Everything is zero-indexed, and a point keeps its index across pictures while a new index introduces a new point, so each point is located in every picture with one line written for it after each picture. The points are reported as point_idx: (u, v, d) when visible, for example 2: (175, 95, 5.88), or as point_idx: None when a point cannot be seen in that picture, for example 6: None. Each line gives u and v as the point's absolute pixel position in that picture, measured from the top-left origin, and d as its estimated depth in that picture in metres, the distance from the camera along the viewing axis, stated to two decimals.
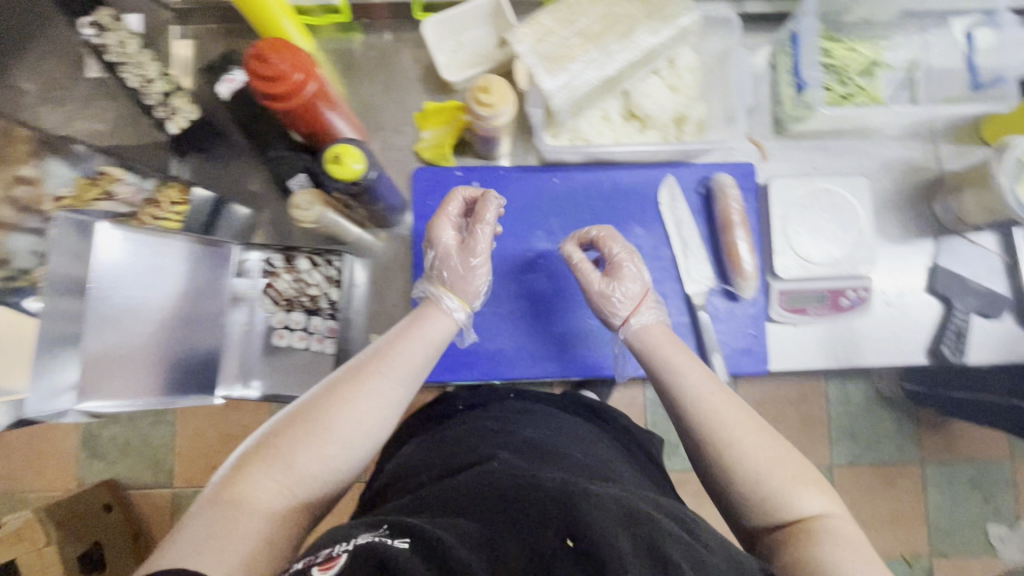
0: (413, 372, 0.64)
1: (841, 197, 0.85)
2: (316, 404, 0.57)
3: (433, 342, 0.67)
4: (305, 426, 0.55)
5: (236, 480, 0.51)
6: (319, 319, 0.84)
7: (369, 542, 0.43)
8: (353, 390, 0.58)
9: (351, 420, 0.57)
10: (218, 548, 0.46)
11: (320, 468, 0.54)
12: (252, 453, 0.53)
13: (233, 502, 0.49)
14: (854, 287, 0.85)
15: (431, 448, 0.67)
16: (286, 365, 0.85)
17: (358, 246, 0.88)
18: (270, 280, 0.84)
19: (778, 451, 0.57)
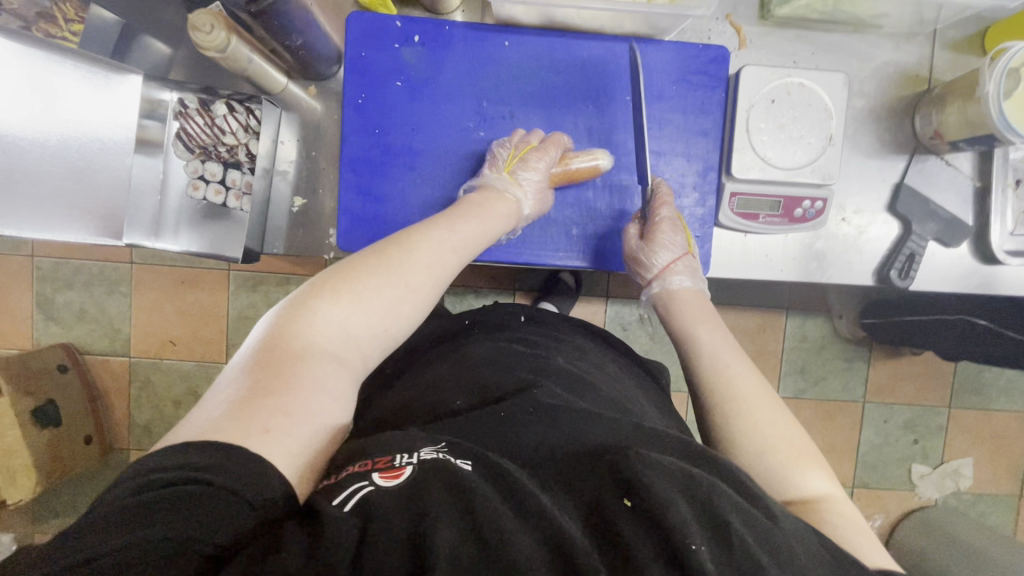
0: (454, 251, 0.67)
1: (816, 96, 0.78)
2: (361, 267, 0.59)
3: (496, 220, 0.73)
4: (368, 277, 0.59)
5: (282, 331, 0.52)
6: (239, 173, 0.78)
7: (432, 456, 0.44)
8: (393, 268, 0.60)
9: (396, 302, 0.60)
10: (287, 411, 0.46)
11: (366, 335, 0.57)
12: (303, 297, 0.56)
13: (297, 355, 0.51)
14: (811, 198, 0.80)
15: (461, 368, 0.68)
16: (211, 222, 0.80)
17: (282, 97, 0.79)
18: (182, 123, 0.77)
19: (782, 431, 0.60)
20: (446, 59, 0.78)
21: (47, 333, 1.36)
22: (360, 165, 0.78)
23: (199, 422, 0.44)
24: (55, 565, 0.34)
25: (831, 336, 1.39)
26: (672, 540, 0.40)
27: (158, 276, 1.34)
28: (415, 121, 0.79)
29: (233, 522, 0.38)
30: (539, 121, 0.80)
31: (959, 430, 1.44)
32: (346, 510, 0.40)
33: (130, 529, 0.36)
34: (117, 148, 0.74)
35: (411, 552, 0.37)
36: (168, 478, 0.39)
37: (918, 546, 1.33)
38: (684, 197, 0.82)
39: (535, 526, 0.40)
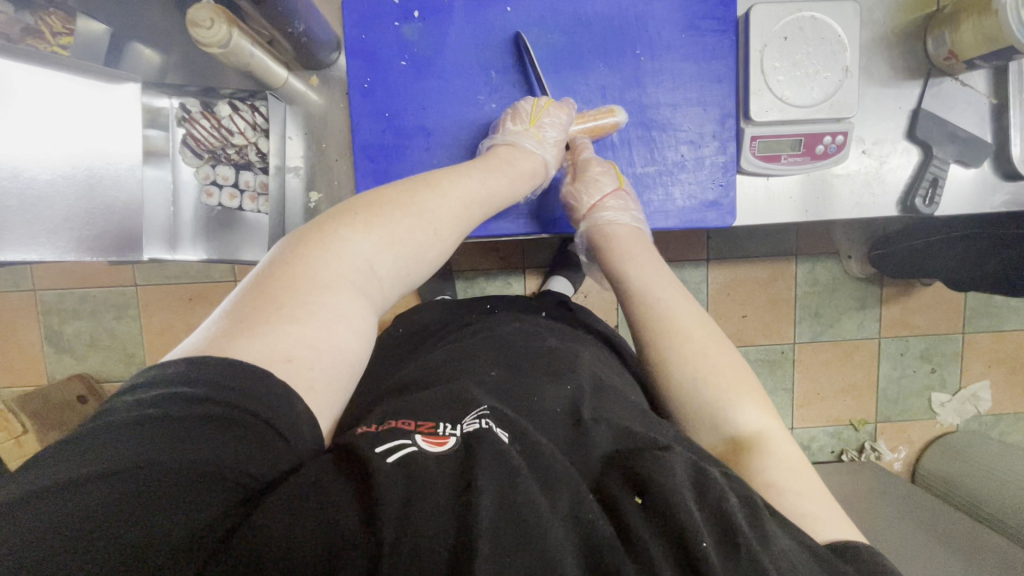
0: (479, 204, 0.66)
1: (828, 28, 0.76)
2: (393, 203, 0.57)
3: (524, 178, 0.74)
4: (403, 217, 0.57)
5: (300, 262, 0.49)
6: (251, 174, 0.78)
7: (478, 425, 0.43)
8: (424, 209, 0.59)
9: (417, 245, 0.58)
10: (313, 345, 0.45)
11: (389, 276, 0.56)
12: (330, 226, 0.53)
13: (312, 288, 0.48)
14: (832, 132, 0.78)
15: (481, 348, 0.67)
16: (228, 228, 0.79)
17: (284, 91, 0.75)
18: (188, 129, 0.76)
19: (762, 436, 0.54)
20: (449, 32, 0.76)
21: (61, 366, 1.34)
22: (373, 151, 0.77)
23: (207, 342, 0.42)
24: (80, 468, 0.31)
25: (842, 277, 1.39)
26: (687, 540, 0.38)
27: (165, 296, 1.33)
28: (425, 100, 0.77)
29: (268, 459, 0.37)
30: (549, 85, 0.78)
31: (974, 354, 1.44)
32: (390, 460, 0.39)
33: (167, 442, 0.34)
34: (126, 163, 0.72)
35: (454, 515, 0.35)
36: (212, 394, 0.37)
37: (946, 470, 1.35)
38: (704, 147, 0.80)
39: (565, 508, 0.38)
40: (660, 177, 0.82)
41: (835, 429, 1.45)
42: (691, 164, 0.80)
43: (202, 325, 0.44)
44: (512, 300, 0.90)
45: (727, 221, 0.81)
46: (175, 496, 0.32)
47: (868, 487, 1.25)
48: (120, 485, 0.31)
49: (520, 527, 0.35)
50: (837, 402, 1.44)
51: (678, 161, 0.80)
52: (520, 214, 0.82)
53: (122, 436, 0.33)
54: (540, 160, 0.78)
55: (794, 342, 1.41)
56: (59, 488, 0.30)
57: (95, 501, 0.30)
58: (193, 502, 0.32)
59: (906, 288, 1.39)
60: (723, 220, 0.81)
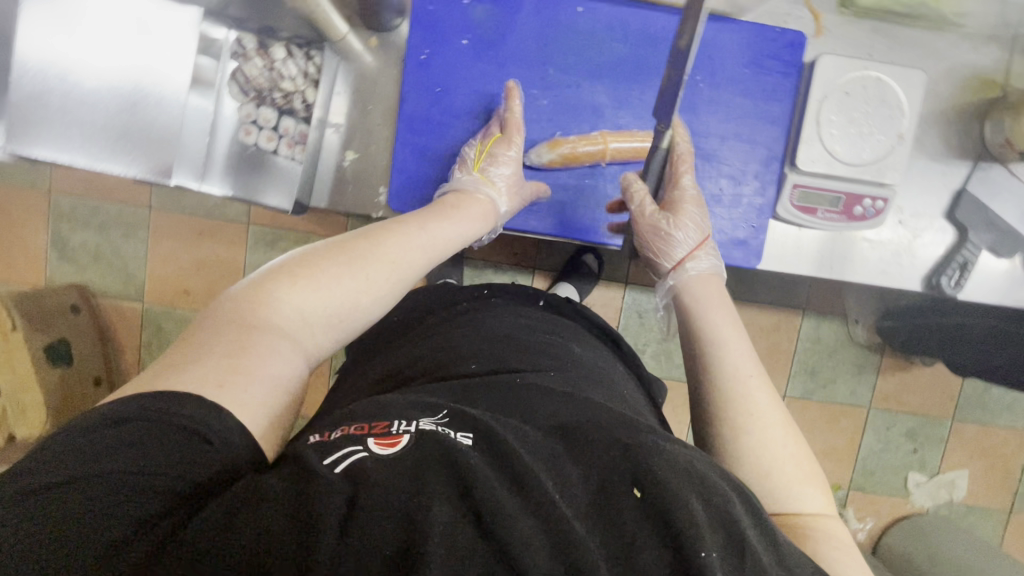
0: (422, 249, 0.65)
1: (890, 92, 0.76)
2: (318, 253, 0.58)
3: (474, 222, 0.73)
4: (332, 262, 0.57)
5: (227, 310, 0.50)
6: (293, 121, 0.77)
7: (433, 428, 0.45)
8: (358, 259, 0.59)
9: (367, 284, 0.59)
10: (243, 372, 0.46)
11: (326, 318, 0.56)
12: (257, 282, 0.54)
13: (243, 330, 0.49)
14: (873, 196, 0.78)
15: (474, 337, 0.68)
16: (257, 171, 0.78)
17: (341, 46, 0.75)
18: (240, 64, 0.75)
19: (788, 439, 0.55)
20: (516, 20, 0.75)
21: (61, 273, 1.34)
22: (418, 123, 0.77)
23: (140, 384, 0.44)
24: (31, 486, 0.36)
25: (845, 341, 1.38)
26: (682, 539, 0.39)
27: (177, 224, 1.32)
28: (478, 83, 0.77)
29: (204, 462, 0.40)
30: (603, 92, 0.78)
31: (959, 443, 1.44)
32: (337, 471, 0.41)
33: (88, 462, 0.37)
34: (173, 86, 0.71)
35: (400, 521, 0.36)
36: (142, 418, 0.40)
37: (907, 550, 1.34)
38: (744, 185, 0.80)
39: (533, 504, 0.39)
40: None
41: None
42: (727, 199, 0.80)
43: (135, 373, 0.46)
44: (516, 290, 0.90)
45: (751, 262, 0.81)
46: (115, 508, 0.36)
47: None
48: (64, 501, 0.35)
49: (474, 533, 0.37)
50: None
51: (716, 194, 0.80)
52: (550, 215, 0.81)
53: (69, 454, 0.37)
54: (486, 202, 0.75)
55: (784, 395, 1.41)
56: (19, 501, 0.35)
57: (47, 518, 0.35)
58: (132, 509, 0.36)
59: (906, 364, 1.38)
60: (748, 260, 0.81)
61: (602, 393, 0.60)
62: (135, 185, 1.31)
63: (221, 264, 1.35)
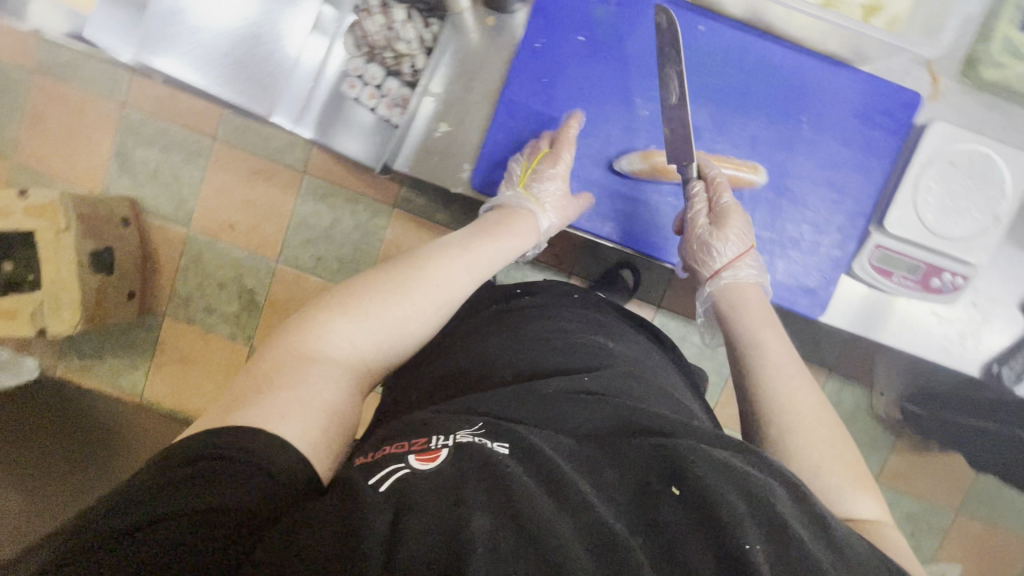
0: (466, 272, 0.71)
1: (994, 172, 0.74)
2: (361, 289, 0.64)
3: (516, 240, 0.77)
4: (372, 294, 0.64)
5: (283, 345, 0.57)
6: (397, 82, 0.78)
7: (471, 439, 0.47)
8: (401, 288, 0.65)
9: (409, 315, 0.65)
10: (300, 397, 0.52)
11: (371, 349, 0.61)
12: (308, 315, 0.61)
13: (296, 363, 0.55)
14: (953, 271, 0.76)
15: (510, 337, 0.70)
16: (350, 118, 0.81)
17: (456, 20, 0.77)
18: (360, 18, 0.76)
19: (834, 449, 0.58)
20: (637, 25, 0.75)
21: (117, 183, 1.37)
22: (516, 109, 0.78)
23: (213, 419, 0.49)
24: (103, 531, 0.38)
25: (865, 409, 1.36)
26: (724, 535, 0.41)
27: (237, 159, 1.35)
28: (584, 82, 0.77)
29: (264, 492, 0.42)
30: (704, 114, 0.77)
31: (959, 535, 1.41)
32: (381, 489, 0.43)
33: (162, 493, 0.40)
34: (302, 19, 0.73)
35: (445, 522, 0.39)
36: (210, 451, 0.43)
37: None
38: (825, 234, 0.79)
39: (571, 507, 0.42)
40: (772, 246, 0.80)
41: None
42: (805, 244, 0.79)
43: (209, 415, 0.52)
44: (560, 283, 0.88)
45: (814, 312, 0.80)
46: (187, 540, 0.38)
47: None
48: (138, 538, 0.37)
49: (518, 535, 0.39)
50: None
51: (795, 237, 0.79)
52: (626, 225, 0.79)
53: (141, 494, 0.40)
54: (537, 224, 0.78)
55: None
56: (94, 547, 0.37)
57: (122, 558, 0.36)
58: (205, 540, 0.38)
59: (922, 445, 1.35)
60: (811, 310, 0.80)
61: (651, 395, 0.60)
62: (205, 114, 1.34)
63: (269, 206, 1.36)
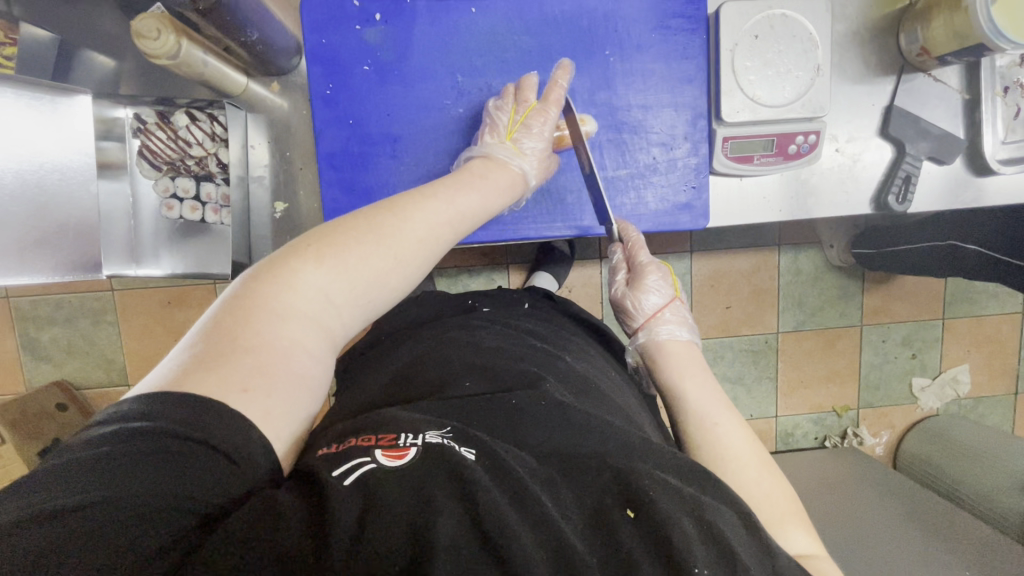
0: (448, 222, 0.60)
1: (799, 26, 0.74)
2: (348, 230, 0.52)
3: (498, 193, 0.68)
4: (355, 243, 0.52)
5: (254, 292, 0.46)
6: (213, 185, 0.75)
7: (439, 440, 0.43)
8: (387, 238, 0.54)
9: (383, 275, 0.53)
10: (268, 373, 0.43)
11: (348, 304, 0.51)
12: (284, 257, 0.49)
13: (261, 328, 0.45)
14: (804, 132, 0.77)
15: (464, 343, 0.66)
16: (193, 239, 0.77)
17: (244, 98, 0.75)
18: (143, 140, 0.73)
19: (767, 478, 0.54)
20: (412, 34, 0.74)
21: (39, 373, 1.32)
22: (338, 159, 0.75)
23: (159, 380, 0.40)
24: (28, 508, 0.31)
25: (824, 266, 1.39)
26: (673, 558, 0.38)
27: (143, 300, 1.30)
28: (390, 106, 0.75)
29: (222, 484, 0.36)
30: (516, 86, 0.77)
31: (954, 339, 1.46)
32: (347, 483, 0.39)
33: (111, 479, 0.33)
34: (79, 176, 0.71)
35: (410, 531, 0.35)
36: (156, 428, 0.36)
37: (925, 453, 1.37)
38: (676, 149, 0.79)
39: (536, 523, 0.38)
40: (634, 180, 0.80)
41: (818, 416, 1.47)
42: (663, 166, 0.79)
43: (161, 360, 0.43)
44: (501, 292, 0.90)
45: (699, 223, 0.81)
46: (119, 532, 0.31)
47: (850, 473, 1.27)
48: (68, 521, 0.31)
49: (485, 541, 0.35)
50: (821, 389, 1.46)
51: (651, 163, 0.79)
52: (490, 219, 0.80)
53: (77, 470, 0.33)
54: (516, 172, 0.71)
55: (778, 332, 1.42)
56: (12, 527, 0.30)
57: (45, 542, 0.30)
58: (141, 536, 0.31)
59: (886, 275, 1.39)
60: (695, 223, 0.81)
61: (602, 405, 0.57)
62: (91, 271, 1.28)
63: None
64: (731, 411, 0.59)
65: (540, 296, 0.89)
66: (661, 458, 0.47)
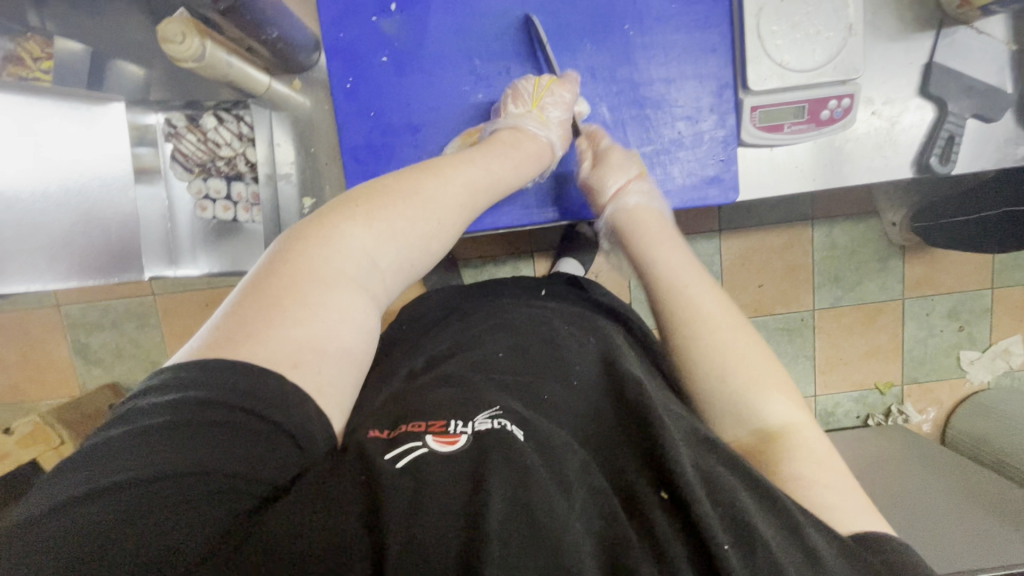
0: (483, 192, 0.64)
1: None
2: (395, 193, 0.55)
3: (528, 163, 0.71)
4: (405, 205, 0.55)
5: (299, 258, 0.48)
6: (242, 184, 0.77)
7: (489, 426, 0.42)
8: (430, 202, 0.57)
9: (419, 238, 0.56)
10: (315, 347, 0.44)
11: (391, 267, 0.54)
12: (331, 220, 0.51)
13: (307, 297, 0.46)
14: (837, 96, 0.74)
15: (500, 326, 0.65)
16: (227, 238, 0.79)
17: (267, 97, 0.74)
18: (175, 143, 0.75)
19: (805, 440, 0.51)
20: (428, 24, 0.73)
21: (92, 377, 1.38)
22: (362, 152, 0.75)
23: (208, 347, 0.41)
24: (111, 476, 0.32)
25: (861, 240, 1.34)
26: (703, 541, 0.37)
27: (184, 302, 1.35)
28: (409, 95, 0.75)
29: (278, 458, 0.37)
30: (534, 69, 0.75)
31: (1004, 309, 1.39)
32: (399, 466, 0.39)
33: (181, 449, 0.34)
34: (119, 184, 0.74)
35: (462, 516, 0.35)
36: (227, 400, 0.37)
37: (976, 430, 1.31)
38: (702, 121, 0.77)
39: (577, 501, 0.38)
40: (659, 156, 0.78)
41: (859, 394, 1.42)
42: (689, 140, 0.77)
43: (205, 325, 0.44)
44: (520, 280, 0.89)
45: (730, 196, 0.78)
46: (194, 507, 0.32)
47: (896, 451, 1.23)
48: (136, 497, 0.32)
49: (531, 532, 0.35)
50: (862, 366, 1.41)
51: (676, 138, 0.77)
52: (515, 205, 0.79)
53: (148, 446, 0.34)
54: (544, 142, 0.74)
55: (814, 309, 1.38)
56: (83, 500, 0.31)
57: (113, 518, 0.31)
58: (199, 515, 0.32)
59: (929, 245, 1.32)
60: (726, 197, 0.78)
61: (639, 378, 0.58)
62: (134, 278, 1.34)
63: None
64: (762, 364, 0.56)
65: (563, 283, 0.89)
66: (689, 440, 0.47)
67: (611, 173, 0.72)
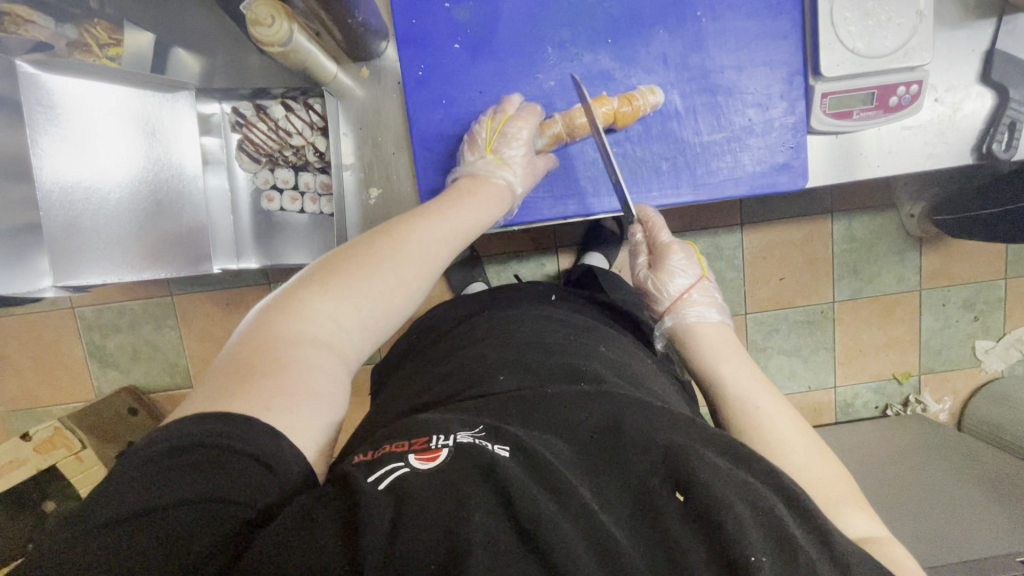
0: (455, 233, 0.61)
1: None
2: (351, 256, 0.52)
3: (496, 203, 0.68)
4: (362, 268, 0.52)
5: (267, 328, 0.46)
6: (310, 174, 0.79)
7: (471, 441, 0.40)
8: (391, 255, 0.54)
9: (405, 276, 0.55)
10: (291, 392, 0.42)
11: (367, 318, 0.51)
12: (291, 290, 0.49)
13: (282, 349, 0.44)
14: (906, 82, 0.74)
15: (497, 342, 0.61)
16: (282, 229, 0.81)
17: (335, 86, 0.71)
18: (245, 133, 0.77)
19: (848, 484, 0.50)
20: (500, 9, 0.73)
21: (106, 381, 1.35)
22: (433, 140, 0.75)
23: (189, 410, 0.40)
24: (95, 524, 0.33)
25: (880, 232, 1.34)
26: (727, 547, 0.36)
27: (201, 303, 1.32)
28: (481, 83, 0.75)
29: (251, 490, 0.36)
30: (607, 57, 0.75)
31: (1017, 299, 1.40)
32: (381, 488, 0.36)
33: (157, 490, 0.34)
34: (192, 179, 0.74)
35: (444, 529, 0.33)
36: (189, 440, 0.36)
37: (991, 417, 1.32)
38: (772, 108, 0.77)
39: (573, 509, 0.36)
40: (729, 143, 0.78)
41: (877, 385, 1.43)
42: (760, 127, 0.77)
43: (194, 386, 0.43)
44: (531, 288, 0.86)
45: (799, 182, 0.79)
46: (173, 550, 0.32)
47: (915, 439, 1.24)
48: (114, 543, 0.32)
49: (524, 548, 0.34)
50: (880, 356, 1.42)
51: (746, 125, 0.77)
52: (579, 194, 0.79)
53: (125, 489, 0.34)
54: (500, 185, 0.71)
55: (834, 301, 1.38)
56: (71, 551, 0.32)
57: (100, 562, 0.31)
58: (177, 556, 0.32)
59: (946, 236, 1.33)
60: (794, 182, 0.79)
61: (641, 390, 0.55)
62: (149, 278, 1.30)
63: None
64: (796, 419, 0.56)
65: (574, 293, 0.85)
66: (703, 430, 0.44)
67: (665, 275, 0.74)
